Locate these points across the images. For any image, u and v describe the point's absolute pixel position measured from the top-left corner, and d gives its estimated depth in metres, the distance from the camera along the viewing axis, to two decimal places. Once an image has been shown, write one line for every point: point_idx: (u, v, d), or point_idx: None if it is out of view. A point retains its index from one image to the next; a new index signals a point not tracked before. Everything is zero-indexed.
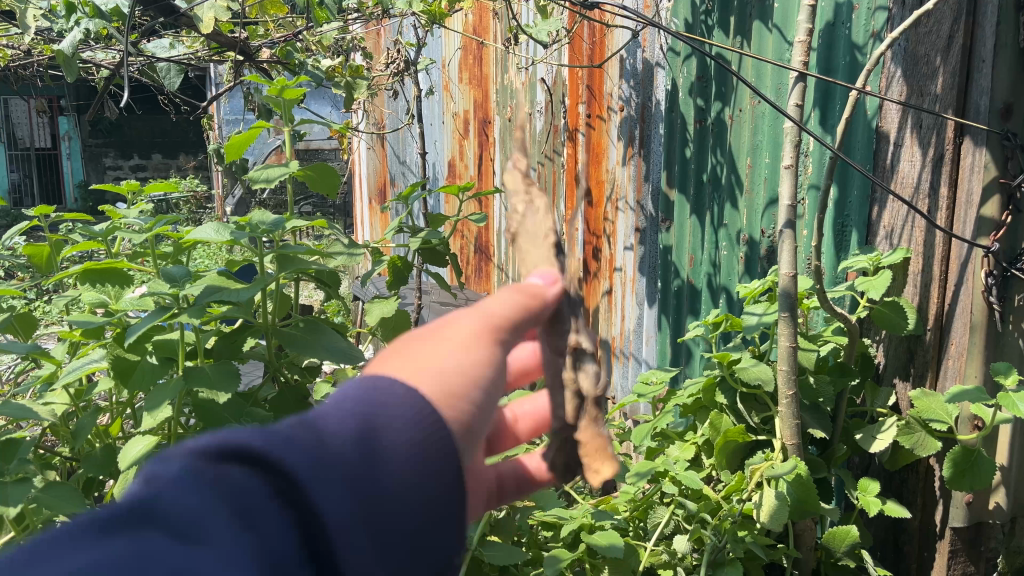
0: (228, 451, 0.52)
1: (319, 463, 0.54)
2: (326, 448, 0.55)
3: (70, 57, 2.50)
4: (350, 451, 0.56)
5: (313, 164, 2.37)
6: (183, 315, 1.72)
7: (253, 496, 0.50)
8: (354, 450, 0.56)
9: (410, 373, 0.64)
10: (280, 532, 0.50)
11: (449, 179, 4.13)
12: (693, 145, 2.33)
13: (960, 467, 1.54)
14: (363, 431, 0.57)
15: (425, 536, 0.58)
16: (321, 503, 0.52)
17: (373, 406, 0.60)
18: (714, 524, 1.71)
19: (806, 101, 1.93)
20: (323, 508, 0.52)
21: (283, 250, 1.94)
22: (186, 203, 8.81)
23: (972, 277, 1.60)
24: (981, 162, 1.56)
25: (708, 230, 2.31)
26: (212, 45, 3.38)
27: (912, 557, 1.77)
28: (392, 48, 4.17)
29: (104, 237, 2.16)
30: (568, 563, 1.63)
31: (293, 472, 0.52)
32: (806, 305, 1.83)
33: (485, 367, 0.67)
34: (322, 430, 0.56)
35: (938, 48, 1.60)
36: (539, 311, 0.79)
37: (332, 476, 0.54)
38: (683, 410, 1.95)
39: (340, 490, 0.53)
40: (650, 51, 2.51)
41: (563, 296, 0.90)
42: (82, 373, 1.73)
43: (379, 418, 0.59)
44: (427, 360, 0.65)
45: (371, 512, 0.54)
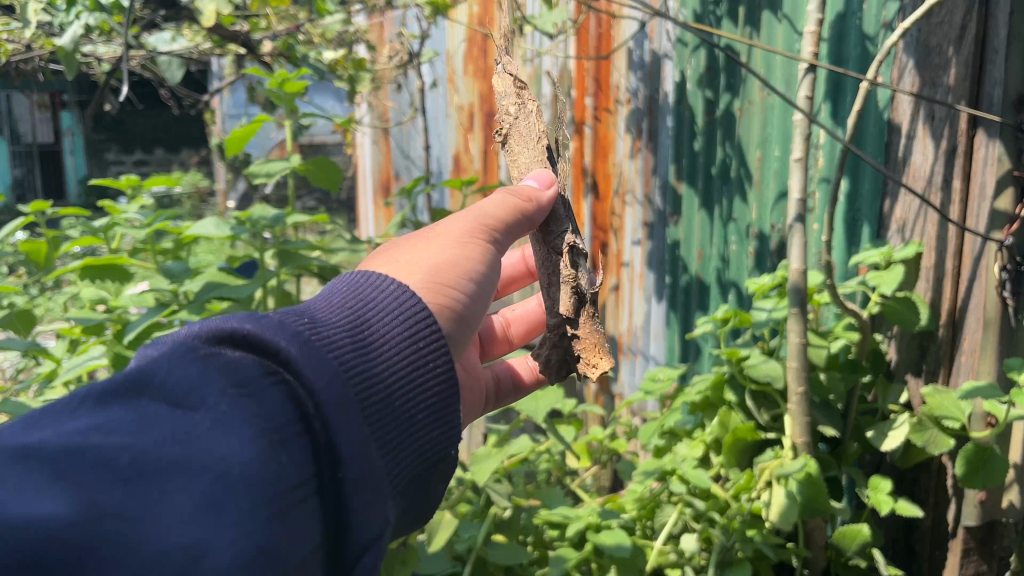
0: (231, 340, 0.79)
1: (302, 342, 0.79)
2: (315, 331, 0.82)
3: (72, 51, 2.48)
4: (330, 333, 0.83)
5: (314, 158, 2.36)
6: (182, 313, 1.81)
7: (245, 371, 0.76)
8: (332, 332, 0.83)
9: (410, 266, 0.97)
10: (269, 393, 0.76)
11: (454, 173, 4.11)
12: (702, 137, 2.30)
13: (973, 464, 1.51)
14: (340, 325, 0.85)
15: (398, 388, 0.84)
16: (304, 371, 0.77)
17: (359, 301, 0.89)
18: (724, 524, 1.67)
19: (817, 93, 1.90)
20: (306, 372, 0.77)
21: (283, 248, 2.00)
22: (192, 198, 8.79)
23: (986, 272, 1.56)
24: (995, 155, 1.52)
25: (718, 224, 2.28)
26: (215, 39, 3.36)
27: (924, 557, 1.74)
28: (396, 41, 4.13)
29: (105, 233, 2.16)
30: (574, 562, 1.61)
31: (278, 350, 0.78)
32: (817, 301, 1.81)
33: (464, 260, 1.00)
34: (315, 321, 0.84)
35: (950, 38, 1.56)
36: (532, 213, 1.12)
37: (314, 350, 0.79)
38: (692, 408, 1.92)
39: (320, 359, 0.79)
40: (658, 42, 2.48)
41: (557, 199, 1.20)
42: (84, 369, 1.78)
43: (358, 313, 0.87)
44: (420, 258, 0.98)
45: (349, 372, 0.80)
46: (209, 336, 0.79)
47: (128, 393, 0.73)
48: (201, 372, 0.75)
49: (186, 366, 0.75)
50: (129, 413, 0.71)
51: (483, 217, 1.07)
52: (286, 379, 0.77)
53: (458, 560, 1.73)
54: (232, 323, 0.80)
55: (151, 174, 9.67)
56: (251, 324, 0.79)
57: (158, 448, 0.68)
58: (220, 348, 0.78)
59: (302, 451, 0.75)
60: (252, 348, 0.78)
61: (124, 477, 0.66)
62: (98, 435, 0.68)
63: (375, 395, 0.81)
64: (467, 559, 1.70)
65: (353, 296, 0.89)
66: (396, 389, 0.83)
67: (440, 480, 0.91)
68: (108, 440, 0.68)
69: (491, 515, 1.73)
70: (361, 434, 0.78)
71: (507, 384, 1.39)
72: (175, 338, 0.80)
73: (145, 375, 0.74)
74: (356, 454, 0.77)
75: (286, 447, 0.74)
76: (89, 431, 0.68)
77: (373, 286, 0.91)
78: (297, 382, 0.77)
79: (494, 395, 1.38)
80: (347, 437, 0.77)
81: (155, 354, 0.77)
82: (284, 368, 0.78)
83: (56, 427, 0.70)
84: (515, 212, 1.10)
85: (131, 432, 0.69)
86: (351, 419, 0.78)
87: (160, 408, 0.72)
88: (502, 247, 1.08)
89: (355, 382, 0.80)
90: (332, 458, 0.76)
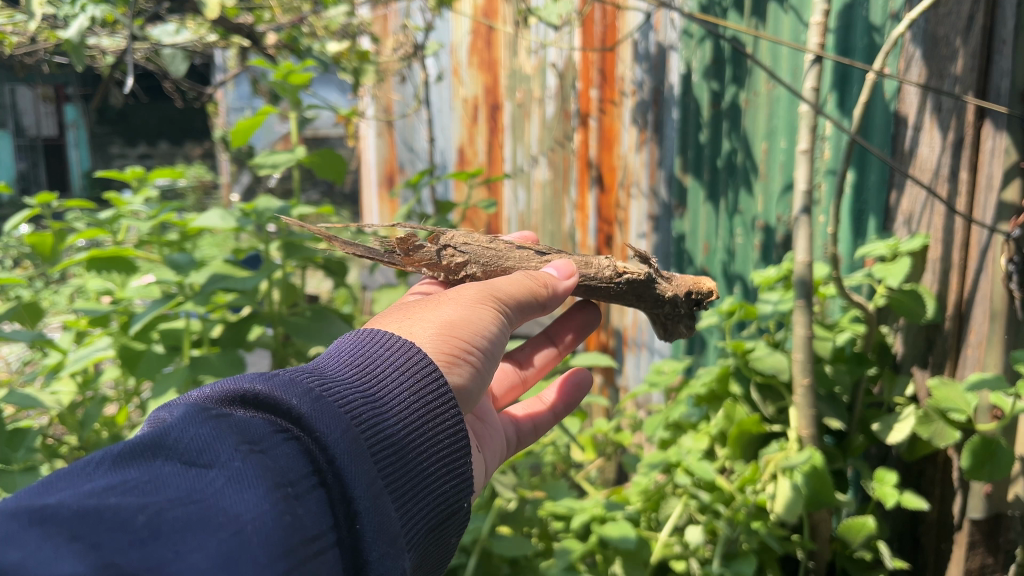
0: (242, 401, 0.83)
1: (315, 400, 0.84)
2: (326, 390, 0.87)
3: (76, 43, 2.49)
4: (341, 391, 0.88)
5: (318, 150, 2.36)
6: (189, 303, 1.86)
7: (259, 430, 0.79)
8: (342, 391, 0.88)
9: (421, 325, 1.04)
10: (283, 448, 0.79)
11: (459, 166, 4.10)
12: (708, 130, 2.29)
13: (979, 457, 1.51)
14: (348, 384, 0.90)
15: (406, 442, 0.89)
16: (316, 426, 0.81)
17: (367, 359, 0.94)
18: (728, 516, 1.67)
19: (823, 85, 1.89)
20: (318, 427, 0.82)
21: (288, 238, 2.04)
22: (196, 190, 8.80)
23: (993, 264, 1.55)
24: (1002, 147, 1.51)
25: (723, 216, 2.27)
26: (218, 31, 3.36)
27: (930, 549, 1.74)
28: (400, 33, 4.12)
29: (111, 226, 2.17)
30: (578, 554, 1.61)
31: (291, 408, 0.82)
32: (822, 293, 1.81)
33: (474, 318, 1.06)
34: (325, 379, 0.89)
35: (957, 29, 1.55)
36: (545, 298, 1.20)
37: (326, 407, 0.84)
38: (697, 400, 1.93)
39: (333, 415, 0.83)
40: (663, 34, 2.47)
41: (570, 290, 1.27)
42: (89, 361, 1.81)
43: (365, 371, 0.92)
44: (430, 318, 1.05)
45: (361, 427, 0.85)
46: (220, 399, 0.82)
47: (143, 453, 0.74)
48: (215, 429, 0.76)
49: (198, 425, 0.76)
50: (142, 474, 0.72)
51: (495, 287, 1.14)
52: (298, 435, 0.81)
53: (462, 552, 1.74)
54: (243, 384, 0.83)
55: (156, 167, 9.68)
56: (264, 384, 0.83)
57: (175, 506, 0.69)
58: (231, 410, 0.82)
59: (319, 502, 0.78)
60: (263, 408, 0.82)
61: (142, 538, 0.65)
62: (113, 495, 0.68)
63: (384, 448, 0.86)
64: (472, 551, 1.71)
65: (359, 355, 0.95)
66: (404, 443, 0.88)
67: (442, 535, 0.96)
68: (123, 499, 0.68)
69: (496, 507, 1.74)
70: (373, 486, 0.82)
71: (527, 429, 1.46)
72: (183, 403, 0.82)
73: (156, 438, 0.75)
74: (370, 506, 0.81)
75: (305, 499, 0.77)
76: (104, 492, 0.69)
77: (381, 344, 0.97)
78: (309, 438, 0.81)
79: (516, 438, 1.44)
80: (361, 488, 0.81)
81: (166, 418, 0.79)
82: (296, 425, 0.82)
83: (68, 489, 0.69)
84: (527, 290, 1.17)
85: (146, 493, 0.69)
86: (365, 471, 0.82)
87: (174, 468, 0.73)
88: (512, 317, 1.14)
89: (366, 435, 0.85)
90: (347, 509, 0.80)
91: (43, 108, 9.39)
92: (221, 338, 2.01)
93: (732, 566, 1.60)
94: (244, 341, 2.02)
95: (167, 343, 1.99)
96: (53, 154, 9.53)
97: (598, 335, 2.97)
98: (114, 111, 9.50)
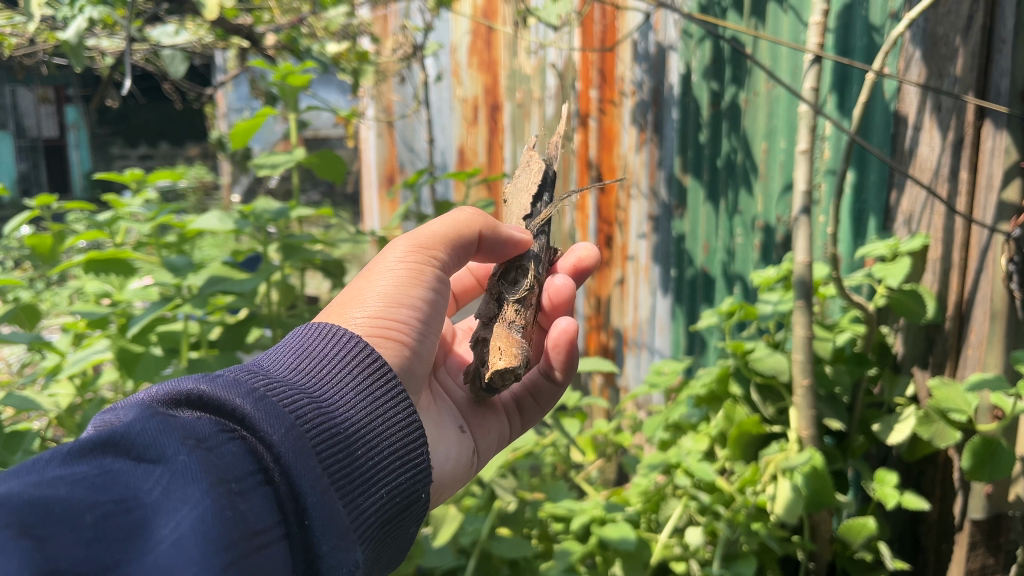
0: (187, 402, 0.83)
1: (259, 400, 0.86)
2: (271, 390, 0.89)
3: (75, 44, 2.48)
4: (286, 391, 0.90)
5: (318, 151, 2.35)
6: (187, 304, 1.86)
7: (204, 429, 0.80)
8: (289, 391, 0.91)
9: (358, 302, 1.13)
10: (228, 447, 0.80)
11: (458, 166, 4.10)
12: (707, 130, 2.29)
13: (980, 457, 1.50)
14: (293, 384, 0.93)
15: (353, 437, 0.92)
16: (260, 426, 0.84)
17: (308, 359, 0.98)
18: (729, 517, 1.67)
19: (823, 85, 1.89)
20: (263, 428, 0.84)
21: (287, 240, 2.04)
22: (196, 191, 8.79)
23: (993, 264, 1.54)
24: (1002, 146, 1.51)
25: (723, 217, 2.27)
26: (217, 32, 3.36)
27: (930, 549, 1.74)
28: (399, 34, 4.12)
29: (109, 227, 2.17)
30: (577, 556, 1.61)
31: (235, 409, 0.84)
32: (822, 293, 1.80)
33: (404, 290, 1.15)
34: (270, 379, 0.91)
35: (957, 29, 1.55)
36: (480, 237, 1.27)
37: (270, 407, 0.86)
38: (697, 401, 1.93)
39: (277, 415, 0.86)
40: (663, 34, 2.46)
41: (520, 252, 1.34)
42: (88, 364, 1.82)
43: (309, 373, 0.96)
44: (365, 293, 1.14)
45: (306, 425, 0.88)
46: (166, 399, 0.83)
47: (96, 448, 0.75)
48: (163, 424, 0.77)
49: (145, 419, 0.77)
50: (92, 468, 0.73)
51: (421, 245, 1.21)
52: (244, 434, 0.83)
53: (462, 553, 1.74)
54: (186, 384, 0.84)
55: (157, 168, 9.67)
56: (206, 384, 0.84)
57: (120, 511, 0.70)
58: (178, 410, 0.83)
59: (265, 499, 0.80)
60: (207, 409, 0.83)
61: (88, 538, 0.68)
62: (63, 485, 0.70)
63: (331, 444, 0.89)
64: (471, 553, 1.71)
65: (302, 357, 0.99)
66: (350, 437, 0.92)
67: (399, 527, 0.98)
68: (73, 492, 0.70)
69: (496, 509, 1.73)
70: (321, 482, 0.85)
71: (527, 398, 1.49)
72: (130, 402, 0.83)
73: (107, 433, 0.76)
74: (318, 502, 0.83)
75: (249, 496, 0.78)
76: (55, 481, 0.71)
77: (325, 343, 1.01)
78: (255, 438, 0.84)
79: (517, 409, 1.48)
80: (309, 485, 0.83)
81: (116, 416, 0.80)
82: (242, 427, 0.84)
83: (19, 478, 0.71)
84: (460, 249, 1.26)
85: (92, 488, 0.71)
86: (311, 468, 0.85)
87: (123, 464, 0.74)
88: (445, 267, 1.23)
89: (312, 434, 0.88)
90: (296, 505, 0.82)
91: (43, 109, 9.36)
92: (219, 339, 2.02)
93: (732, 568, 1.60)
94: (243, 343, 2.04)
95: (165, 345, 2.01)
96: (54, 154, 9.50)
97: (598, 335, 2.96)
98: (114, 112, 9.48)
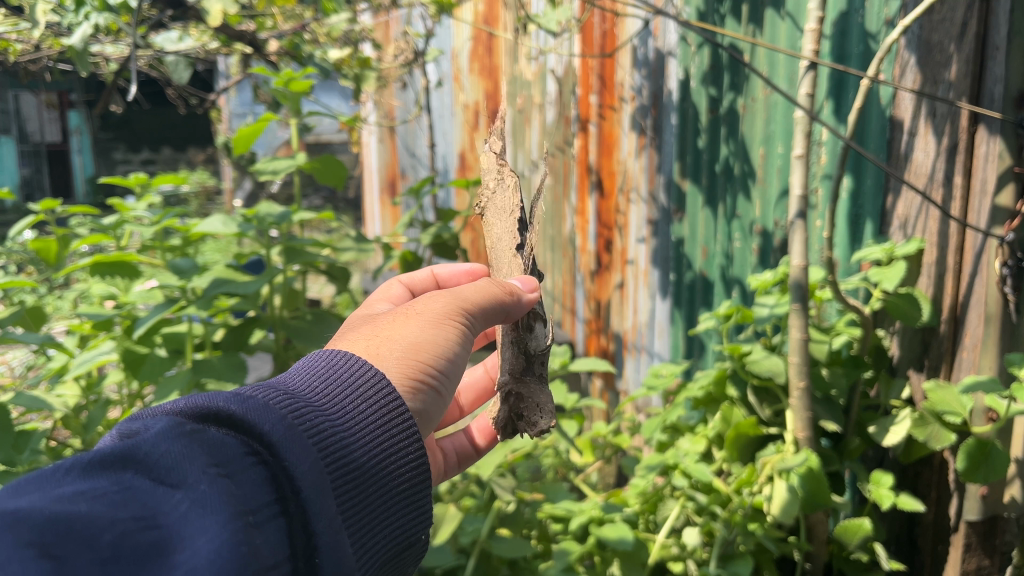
0: (215, 419, 0.80)
1: (287, 427, 0.81)
2: (298, 415, 0.84)
3: (80, 50, 2.51)
4: (312, 416, 0.85)
5: (319, 156, 2.38)
6: (191, 306, 1.88)
7: (229, 451, 0.77)
8: (314, 416, 0.85)
9: (387, 345, 1.01)
10: (250, 473, 0.76)
11: (459, 171, 4.13)
12: (706, 135, 2.31)
13: (974, 459, 1.52)
14: (320, 409, 0.87)
15: (371, 471, 0.87)
16: (286, 454, 0.79)
17: (335, 383, 0.92)
18: (725, 517, 1.69)
19: (820, 91, 1.91)
20: (288, 456, 0.79)
21: (290, 243, 2.08)
22: (199, 196, 8.82)
23: (987, 269, 1.56)
24: (996, 151, 1.52)
25: (721, 221, 2.29)
26: (220, 38, 3.40)
27: (927, 551, 1.75)
28: (401, 39, 4.15)
29: (114, 231, 2.20)
30: (575, 556, 1.63)
31: (263, 433, 0.80)
32: (818, 297, 1.82)
33: (440, 337, 1.04)
34: (298, 402, 0.86)
35: (951, 35, 1.57)
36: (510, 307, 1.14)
37: (297, 436, 0.81)
38: (695, 403, 1.95)
39: (302, 444, 0.81)
40: (663, 40, 2.48)
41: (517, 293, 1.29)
42: (94, 364, 1.85)
43: (338, 398, 0.90)
44: (396, 337, 1.03)
45: (328, 457, 0.82)
46: (193, 415, 0.80)
47: (117, 463, 0.74)
48: (186, 447, 0.75)
49: (170, 440, 0.75)
50: (112, 484, 0.72)
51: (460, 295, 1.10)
52: (268, 460, 0.79)
53: (462, 554, 1.76)
54: (218, 402, 0.81)
55: (158, 172, 9.69)
56: (238, 406, 0.80)
57: (138, 528, 0.68)
58: (204, 427, 0.79)
59: (280, 532, 0.75)
60: (235, 429, 0.80)
61: (104, 557, 0.66)
62: (83, 502, 0.69)
63: (349, 479, 0.84)
64: (471, 552, 1.73)
65: (329, 381, 0.92)
66: (368, 474, 0.86)
67: (399, 566, 0.92)
68: (93, 508, 0.68)
69: (496, 509, 1.76)
70: (334, 521, 0.79)
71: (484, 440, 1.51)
72: (157, 415, 0.81)
73: (129, 450, 0.75)
74: (330, 541, 0.78)
75: (265, 529, 0.74)
76: (75, 497, 0.69)
77: (349, 374, 0.94)
78: (278, 465, 0.79)
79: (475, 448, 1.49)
80: (323, 522, 0.78)
81: (143, 429, 0.78)
82: (267, 451, 0.79)
83: (39, 492, 0.70)
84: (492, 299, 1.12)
85: (113, 505, 0.69)
86: (328, 505, 0.79)
87: (142, 483, 0.72)
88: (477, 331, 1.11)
89: (332, 467, 0.82)
90: (307, 541, 0.77)
91: (45, 113, 9.40)
92: (223, 341, 2.06)
93: (728, 567, 1.62)
94: (246, 344, 2.08)
95: (170, 347, 2.04)
96: (56, 159, 9.54)
97: (598, 338, 2.98)
98: (117, 117, 9.50)
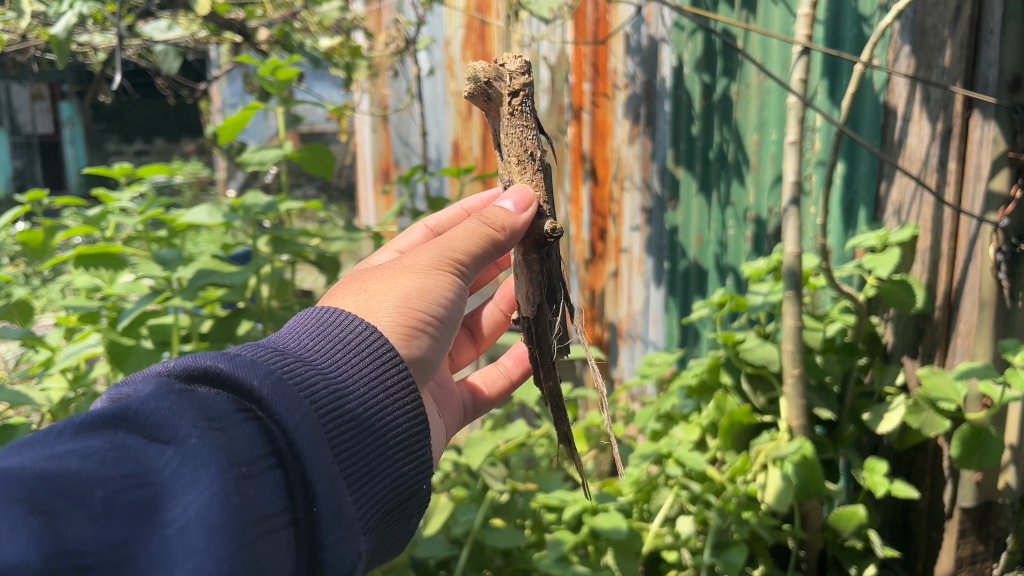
0: (205, 377, 0.78)
1: (277, 382, 0.79)
2: (287, 370, 0.82)
3: (64, 40, 2.48)
4: (301, 371, 0.83)
5: (308, 146, 2.35)
6: (177, 296, 1.87)
7: (219, 408, 0.75)
8: (306, 372, 0.83)
9: (378, 297, 0.99)
10: (243, 428, 0.75)
11: (454, 160, 4.09)
12: (699, 122, 2.30)
13: (969, 446, 1.51)
14: (307, 363, 0.85)
15: (367, 423, 0.85)
16: (277, 409, 0.77)
17: (325, 340, 0.90)
18: (719, 506, 1.69)
19: (813, 76, 1.90)
20: (278, 411, 0.77)
21: (277, 233, 2.06)
22: (193, 185, 8.74)
23: (981, 255, 1.55)
24: (990, 137, 1.52)
25: (715, 208, 2.28)
26: (210, 27, 3.36)
27: (921, 537, 1.75)
28: (393, 28, 4.11)
29: (101, 222, 2.19)
30: (569, 546, 1.62)
31: (252, 389, 0.77)
32: (812, 284, 1.81)
33: (431, 286, 1.01)
34: (288, 358, 0.84)
35: (945, 20, 1.55)
36: (502, 242, 1.11)
37: (287, 390, 0.79)
38: (688, 392, 1.94)
39: (293, 398, 0.79)
40: (655, 26, 2.46)
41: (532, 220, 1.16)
42: (79, 357, 1.85)
43: (328, 354, 0.88)
44: (388, 289, 1.00)
45: (319, 411, 0.80)
46: (183, 374, 0.78)
47: (107, 423, 0.72)
48: (176, 404, 0.73)
49: (160, 396, 0.73)
50: (105, 443, 0.71)
51: (449, 246, 1.06)
52: (259, 416, 0.77)
53: (455, 544, 1.76)
54: (205, 359, 0.78)
55: (151, 163, 9.60)
56: (225, 363, 0.78)
57: (130, 486, 0.68)
58: (194, 387, 0.77)
59: (275, 483, 0.74)
60: (225, 387, 0.78)
61: (96, 514, 0.66)
62: (75, 460, 0.68)
63: (343, 430, 0.82)
64: (464, 542, 1.72)
65: (321, 338, 0.90)
66: (363, 424, 0.85)
67: (401, 515, 0.91)
68: (84, 466, 0.68)
69: (489, 500, 1.75)
70: (332, 471, 0.78)
71: (485, 397, 1.43)
72: (150, 376, 0.79)
73: (120, 409, 0.73)
74: (329, 490, 0.76)
75: (259, 480, 0.73)
76: (67, 456, 0.69)
77: (340, 330, 0.91)
78: (270, 420, 0.77)
79: (474, 402, 1.42)
80: (320, 472, 0.76)
81: (130, 390, 0.76)
82: (257, 407, 0.77)
83: (33, 452, 0.70)
84: (481, 242, 1.09)
85: (105, 463, 0.69)
86: (324, 456, 0.78)
87: (135, 441, 0.71)
88: (470, 274, 1.08)
89: (326, 421, 0.81)
90: (305, 492, 0.76)
91: (37, 106, 9.35)
92: (212, 333, 2.06)
93: (722, 555, 1.61)
94: (235, 336, 2.07)
95: (155, 338, 2.03)
96: (48, 151, 9.48)
97: (592, 327, 2.96)
98: (109, 108, 9.43)
